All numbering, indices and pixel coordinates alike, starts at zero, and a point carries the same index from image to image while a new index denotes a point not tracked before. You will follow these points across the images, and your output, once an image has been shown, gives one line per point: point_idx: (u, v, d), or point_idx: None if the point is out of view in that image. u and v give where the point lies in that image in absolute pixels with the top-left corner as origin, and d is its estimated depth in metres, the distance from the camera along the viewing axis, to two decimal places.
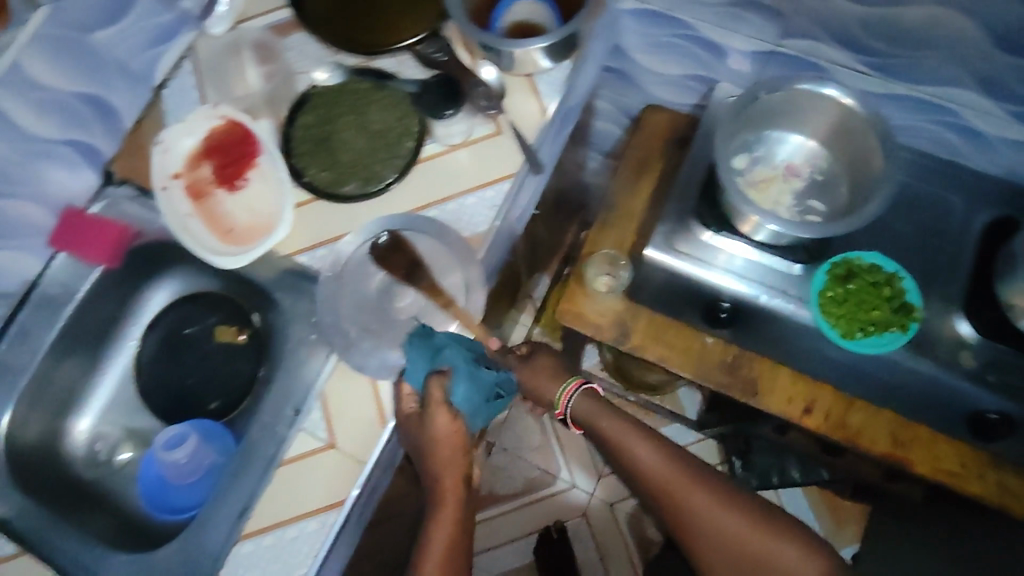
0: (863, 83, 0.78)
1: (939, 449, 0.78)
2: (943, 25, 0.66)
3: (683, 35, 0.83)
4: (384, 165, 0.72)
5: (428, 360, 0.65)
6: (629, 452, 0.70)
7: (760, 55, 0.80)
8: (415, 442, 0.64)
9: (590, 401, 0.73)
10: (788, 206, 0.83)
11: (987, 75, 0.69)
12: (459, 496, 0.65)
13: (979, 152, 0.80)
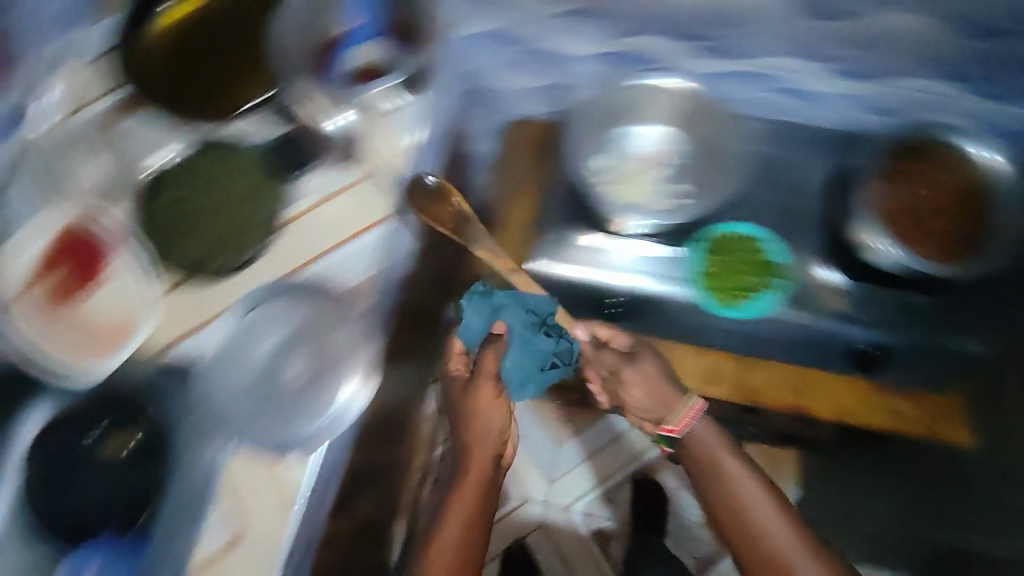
0: (698, 67, 0.84)
1: (833, 391, 0.86)
2: (758, 6, 0.72)
3: (533, 45, 0.88)
4: (250, 235, 0.70)
5: (489, 312, 0.89)
6: (732, 489, 0.78)
7: (601, 57, 0.86)
8: (455, 402, 0.86)
9: (704, 428, 0.82)
10: (657, 195, 0.85)
11: (807, 42, 0.76)
12: (485, 499, 0.82)
13: (813, 109, 0.87)
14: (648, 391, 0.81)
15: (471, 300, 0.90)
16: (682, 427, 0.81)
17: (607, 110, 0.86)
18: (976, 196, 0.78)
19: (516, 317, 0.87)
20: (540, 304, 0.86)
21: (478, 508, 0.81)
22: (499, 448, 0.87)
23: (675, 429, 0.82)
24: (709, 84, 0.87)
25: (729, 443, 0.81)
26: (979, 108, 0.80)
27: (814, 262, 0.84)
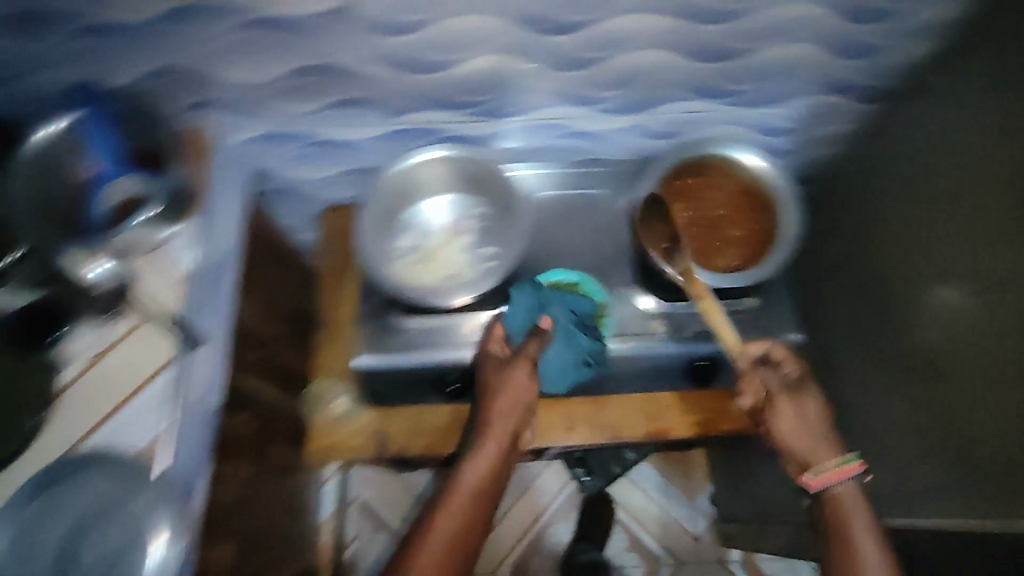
0: (475, 129, 0.84)
1: (687, 405, 0.87)
2: (510, 70, 0.72)
3: (308, 141, 0.85)
4: (19, 420, 0.61)
5: (530, 319, 0.80)
6: (863, 574, 0.55)
7: (378, 138, 0.84)
8: (488, 376, 0.74)
9: (851, 495, 0.61)
10: (466, 263, 0.82)
11: (570, 91, 0.77)
12: (482, 501, 0.65)
13: (599, 144, 0.89)
14: (804, 424, 0.66)
15: (519, 292, 0.81)
16: (854, 470, 0.62)
17: (390, 196, 0.81)
18: (756, 198, 0.79)
19: (568, 322, 0.80)
20: (515, 323, 0.80)
21: (474, 526, 0.63)
22: (522, 427, 0.72)
23: (848, 469, 0.62)
24: (492, 141, 0.87)
25: (879, 533, 0.58)
26: (740, 116, 0.84)
27: (626, 287, 0.86)
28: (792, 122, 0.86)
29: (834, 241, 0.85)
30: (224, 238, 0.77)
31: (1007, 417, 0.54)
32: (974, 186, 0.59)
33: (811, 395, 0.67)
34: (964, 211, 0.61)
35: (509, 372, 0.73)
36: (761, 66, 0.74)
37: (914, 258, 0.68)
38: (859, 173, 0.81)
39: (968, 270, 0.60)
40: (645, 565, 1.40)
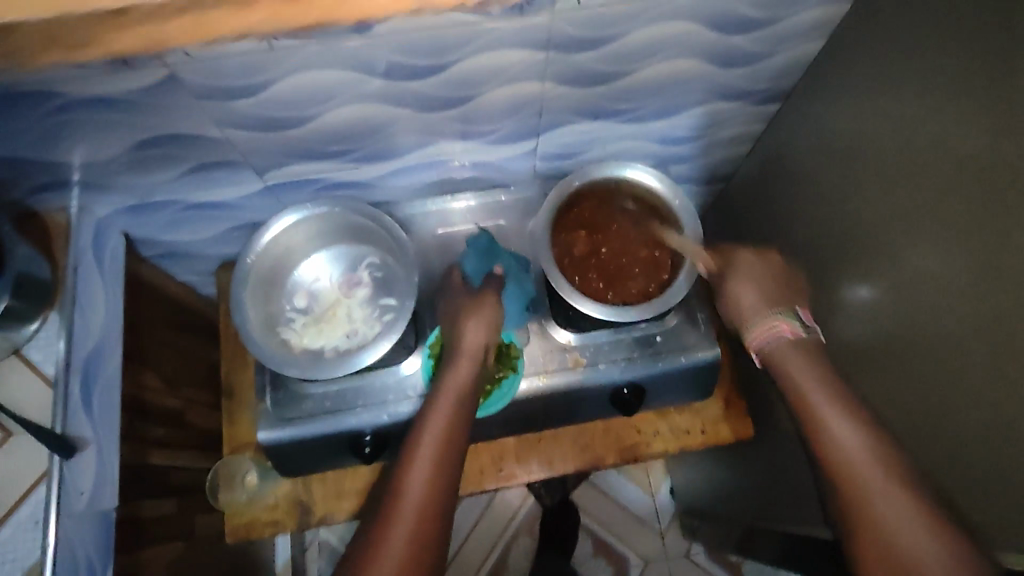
0: (364, 173, 0.79)
1: (617, 431, 0.87)
2: (373, 116, 0.67)
3: (186, 204, 0.79)
4: None
5: (482, 265, 0.79)
6: (822, 420, 0.56)
7: (262, 194, 0.79)
8: (451, 306, 0.74)
9: (807, 345, 0.61)
10: (363, 319, 0.78)
11: (448, 128, 0.72)
12: (458, 434, 0.65)
13: (497, 172, 0.85)
14: (761, 297, 0.65)
15: (475, 241, 0.82)
16: (801, 326, 0.62)
17: (274, 259, 0.75)
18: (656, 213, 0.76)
19: (515, 266, 0.80)
20: (472, 266, 0.79)
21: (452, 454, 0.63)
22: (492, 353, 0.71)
23: (795, 329, 0.62)
24: (387, 182, 0.82)
25: (825, 368, 0.59)
26: (640, 130, 0.80)
27: (534, 320, 0.82)
28: (695, 130, 0.82)
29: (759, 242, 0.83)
30: (92, 331, 0.73)
31: (919, 404, 0.52)
32: (869, 176, 0.57)
33: (766, 260, 0.68)
34: (864, 198, 0.58)
35: (475, 302, 0.73)
36: (647, 84, 0.70)
37: (827, 252, 0.66)
38: (773, 173, 0.79)
39: (874, 257, 0.57)
40: (613, 566, 1.35)
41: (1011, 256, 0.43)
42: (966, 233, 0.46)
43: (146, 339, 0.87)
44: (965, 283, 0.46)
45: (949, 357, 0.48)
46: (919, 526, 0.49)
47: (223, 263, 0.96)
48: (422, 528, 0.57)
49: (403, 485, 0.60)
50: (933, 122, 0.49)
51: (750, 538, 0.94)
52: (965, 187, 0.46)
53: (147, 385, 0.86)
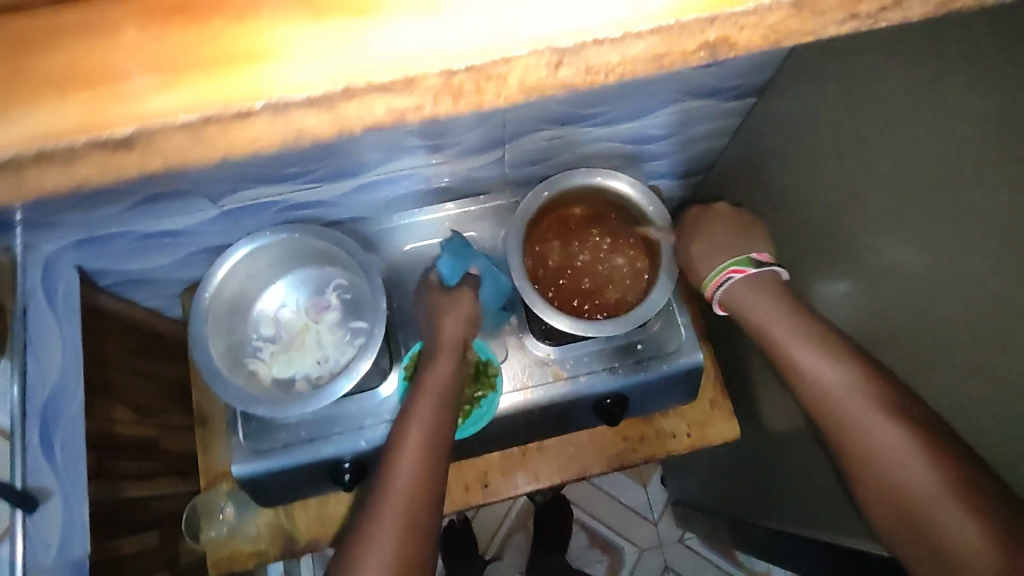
0: (325, 191, 0.75)
1: (603, 438, 0.86)
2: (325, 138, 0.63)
3: (138, 231, 0.74)
4: None
5: (459, 264, 0.73)
6: (793, 356, 0.57)
7: (218, 219, 0.75)
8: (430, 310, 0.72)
9: (762, 283, 0.63)
10: (334, 344, 0.75)
11: (408, 144, 0.69)
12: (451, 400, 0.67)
13: (467, 180, 0.81)
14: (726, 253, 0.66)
15: (448, 241, 0.76)
16: (752, 268, 0.64)
17: (235, 288, 0.71)
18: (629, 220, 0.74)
19: (491, 268, 0.76)
20: (448, 268, 0.73)
21: (440, 416, 0.65)
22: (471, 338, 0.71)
23: (745, 270, 0.64)
24: (351, 198, 0.78)
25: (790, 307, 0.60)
26: (610, 132, 0.77)
27: (511, 335, 0.80)
28: (668, 127, 0.79)
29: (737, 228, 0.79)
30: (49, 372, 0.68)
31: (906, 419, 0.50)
32: (841, 179, 0.52)
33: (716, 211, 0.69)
34: (836, 202, 0.54)
35: (451, 299, 0.71)
36: (615, 89, 0.66)
37: (806, 246, 0.62)
38: (747, 160, 0.75)
39: (850, 257, 0.54)
40: (608, 560, 1.26)
41: (987, 296, 0.39)
42: (945, 266, 0.42)
43: (113, 366, 0.80)
44: (950, 317, 0.43)
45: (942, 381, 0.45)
46: (901, 441, 0.48)
47: (188, 286, 0.91)
48: (415, 495, 0.60)
49: (391, 469, 0.62)
50: (905, 137, 0.44)
51: (740, 529, 0.94)
52: (939, 218, 0.42)
53: (119, 418, 0.79)
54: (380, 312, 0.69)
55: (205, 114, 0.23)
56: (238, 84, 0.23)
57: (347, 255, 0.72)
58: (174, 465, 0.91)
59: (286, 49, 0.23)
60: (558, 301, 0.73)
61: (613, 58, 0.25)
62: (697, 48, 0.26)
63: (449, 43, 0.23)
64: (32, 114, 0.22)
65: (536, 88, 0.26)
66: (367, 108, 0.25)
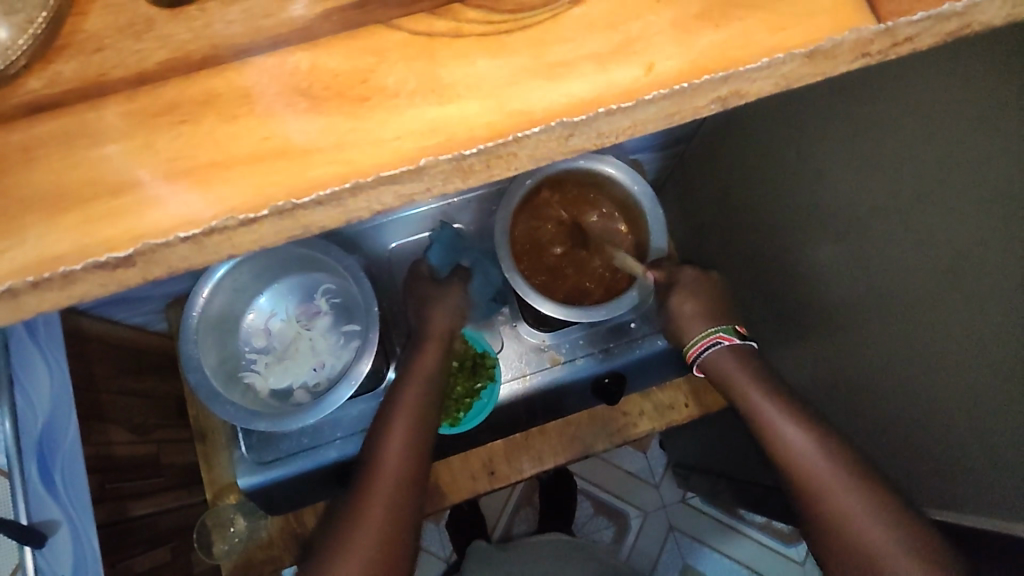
0: None
1: (603, 417, 0.86)
2: None
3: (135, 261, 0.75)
4: None
5: (450, 255, 0.76)
6: (767, 421, 0.55)
7: None
8: (417, 303, 0.71)
9: (742, 354, 0.60)
10: (327, 350, 0.75)
11: None
12: (432, 400, 0.64)
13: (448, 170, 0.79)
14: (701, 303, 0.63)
15: (439, 232, 0.78)
16: (737, 338, 0.61)
17: (221, 304, 0.70)
18: (616, 201, 0.74)
19: (482, 260, 0.78)
20: (439, 259, 0.76)
21: (423, 422, 0.62)
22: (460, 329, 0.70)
23: (731, 339, 0.61)
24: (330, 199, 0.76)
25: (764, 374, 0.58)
26: None
27: (505, 325, 0.79)
28: None
29: (717, 203, 0.78)
30: (41, 406, 0.66)
31: (897, 398, 0.50)
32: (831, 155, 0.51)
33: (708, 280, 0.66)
34: (830, 179, 0.53)
35: (440, 290, 0.70)
36: None
37: (787, 222, 0.61)
38: (725, 132, 0.73)
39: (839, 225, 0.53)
40: (614, 525, 1.28)
41: (985, 278, 0.39)
42: (942, 244, 0.42)
43: (102, 386, 0.76)
44: (944, 296, 0.43)
45: (929, 363, 0.45)
46: (873, 519, 0.48)
47: (172, 303, 0.92)
48: (396, 501, 0.57)
49: (377, 459, 0.59)
50: (910, 113, 0.43)
51: (736, 490, 0.95)
52: (941, 195, 0.42)
53: (116, 439, 0.76)
54: (373, 316, 0.68)
55: (217, 225, 0.23)
56: (251, 192, 0.23)
57: (333, 261, 0.71)
58: (179, 478, 0.87)
59: (304, 152, 0.24)
60: (547, 287, 0.72)
61: (626, 122, 0.24)
62: (709, 103, 0.25)
63: (459, 128, 0.24)
64: (62, 230, 0.23)
65: (546, 159, 0.25)
66: (376, 198, 0.24)
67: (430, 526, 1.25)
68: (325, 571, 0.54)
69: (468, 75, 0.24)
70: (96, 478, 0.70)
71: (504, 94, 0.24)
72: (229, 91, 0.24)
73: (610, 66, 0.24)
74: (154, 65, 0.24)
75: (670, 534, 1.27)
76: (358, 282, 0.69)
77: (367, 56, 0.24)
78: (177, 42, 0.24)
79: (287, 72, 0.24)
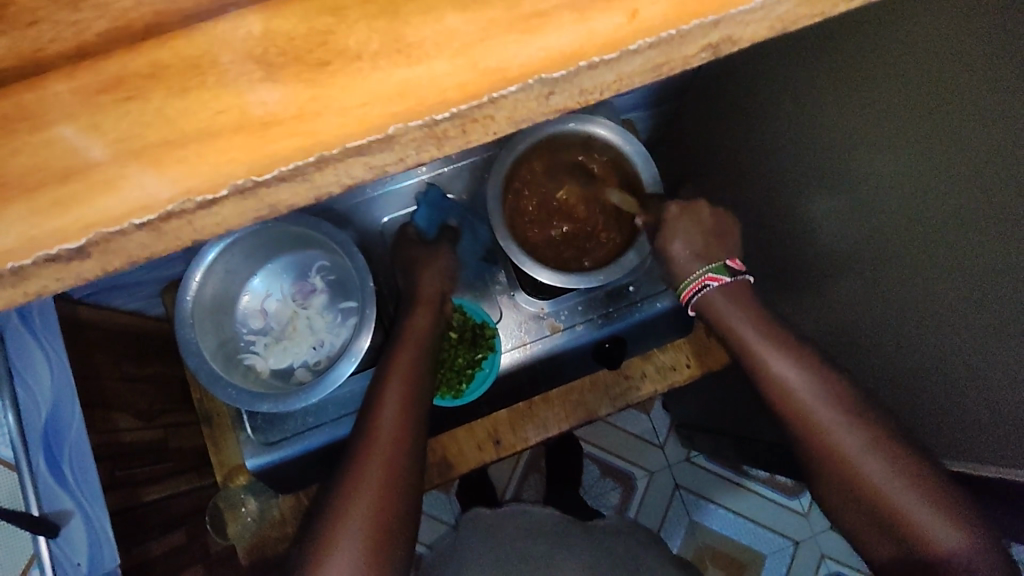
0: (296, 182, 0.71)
1: (605, 381, 0.86)
2: None
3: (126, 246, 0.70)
4: None
5: (436, 216, 0.75)
6: (767, 369, 0.54)
7: None
8: (410, 269, 0.70)
9: (733, 291, 0.60)
10: (325, 329, 0.75)
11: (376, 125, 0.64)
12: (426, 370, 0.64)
13: None
14: (689, 243, 0.62)
15: (425, 195, 0.77)
16: (727, 276, 0.60)
17: (215, 287, 0.69)
18: (608, 160, 0.72)
19: (470, 220, 0.78)
20: (425, 220, 0.75)
21: (418, 385, 0.62)
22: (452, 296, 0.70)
23: (721, 279, 0.60)
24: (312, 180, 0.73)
25: (753, 305, 0.58)
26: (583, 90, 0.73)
27: (502, 294, 0.79)
28: None
29: (717, 158, 0.76)
30: (43, 398, 0.65)
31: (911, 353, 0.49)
32: (839, 105, 0.50)
33: (695, 210, 0.64)
34: (833, 130, 0.51)
35: (430, 252, 0.70)
36: None
37: (790, 173, 0.60)
38: (724, 82, 0.70)
39: (838, 173, 0.52)
40: (621, 486, 1.29)
41: (1000, 226, 0.38)
42: (954, 196, 0.41)
43: (104, 373, 0.76)
44: (953, 249, 0.42)
45: (949, 318, 0.44)
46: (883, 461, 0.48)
47: (168, 286, 0.88)
48: (394, 463, 0.57)
49: (372, 430, 0.59)
50: (917, 59, 0.42)
51: (740, 448, 0.96)
52: (955, 145, 0.40)
53: (122, 427, 0.76)
54: (368, 291, 0.67)
55: (171, 209, 0.21)
56: (207, 171, 0.21)
57: (325, 237, 0.70)
58: (185, 462, 0.88)
59: (262, 125, 0.21)
60: (552, 255, 0.72)
61: (610, 77, 0.22)
62: (699, 52, 0.23)
63: (429, 88, 0.21)
64: (2, 221, 0.20)
65: (525, 120, 0.23)
66: (344, 171, 0.22)
67: (440, 496, 1.27)
68: (323, 540, 0.53)
69: (438, 30, 0.21)
70: (104, 467, 0.70)
71: (477, 51, 0.21)
72: (177, 61, 0.21)
73: (591, 14, 0.21)
74: (94, 36, 0.21)
75: (676, 492, 1.29)
76: (353, 257, 0.68)
77: (326, 14, 0.21)
78: (117, 10, 0.21)
79: (239, 39, 0.21)
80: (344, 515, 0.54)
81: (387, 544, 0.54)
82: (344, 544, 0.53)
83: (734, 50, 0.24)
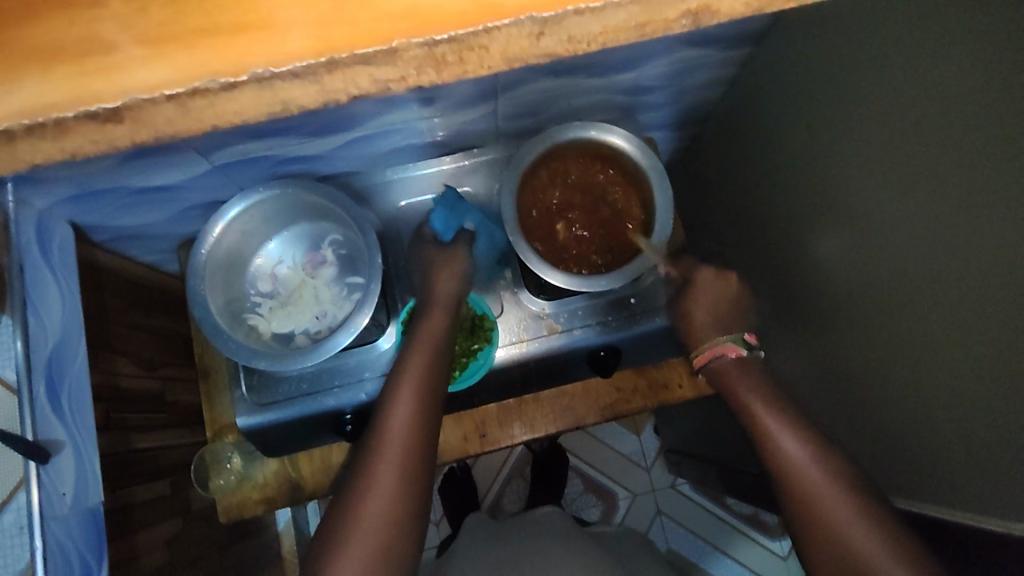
0: (316, 148, 0.71)
1: (596, 390, 0.87)
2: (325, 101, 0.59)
3: (153, 191, 0.73)
4: None
5: (451, 218, 0.75)
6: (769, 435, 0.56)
7: (212, 173, 0.71)
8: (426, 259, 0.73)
9: (746, 367, 0.64)
10: (329, 301, 0.76)
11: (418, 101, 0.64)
12: (437, 358, 0.66)
13: (461, 126, 0.75)
14: (718, 301, 0.66)
15: (442, 196, 0.77)
16: (745, 350, 0.65)
17: (230, 244, 0.71)
18: (628, 174, 0.74)
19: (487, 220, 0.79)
20: (440, 220, 0.75)
21: (432, 385, 0.64)
22: (461, 283, 0.71)
23: (738, 351, 0.65)
24: (343, 152, 0.74)
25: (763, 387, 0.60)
26: (606, 84, 0.72)
27: (506, 289, 0.80)
28: (666, 98, 0.79)
29: (740, 181, 0.77)
30: (52, 326, 0.66)
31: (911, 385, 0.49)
32: (864, 134, 0.50)
33: (730, 274, 0.68)
34: (854, 163, 0.52)
35: (445, 252, 0.73)
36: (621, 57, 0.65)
37: (811, 204, 0.60)
38: (750, 106, 0.72)
39: (856, 209, 0.53)
40: (603, 504, 1.29)
41: (1005, 270, 0.39)
42: (967, 234, 0.42)
43: (113, 317, 0.78)
44: (959, 287, 0.43)
45: (951, 359, 0.44)
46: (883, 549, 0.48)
47: (185, 242, 0.89)
48: (409, 464, 0.58)
49: (386, 427, 0.60)
50: (934, 98, 0.42)
51: (727, 477, 0.95)
52: (967, 185, 0.41)
53: (123, 369, 0.78)
54: (377, 272, 0.68)
55: (198, 85, 0.26)
56: (230, 58, 0.26)
57: (341, 209, 0.71)
58: (178, 416, 0.90)
59: (281, 28, 0.25)
60: (561, 257, 0.73)
61: (595, 27, 0.26)
62: (680, 17, 0.27)
63: (431, 12, 0.25)
64: None
65: (518, 58, 0.27)
66: (351, 79, 0.27)
67: None
68: (339, 536, 0.55)
69: None
70: (101, 406, 0.72)
71: None
72: None
73: None
74: None
75: (657, 517, 1.29)
76: (364, 232, 0.70)
77: None
78: None
79: None
80: (360, 513, 0.56)
81: (396, 543, 0.55)
82: (357, 542, 0.54)
83: (713, 22, 0.27)
